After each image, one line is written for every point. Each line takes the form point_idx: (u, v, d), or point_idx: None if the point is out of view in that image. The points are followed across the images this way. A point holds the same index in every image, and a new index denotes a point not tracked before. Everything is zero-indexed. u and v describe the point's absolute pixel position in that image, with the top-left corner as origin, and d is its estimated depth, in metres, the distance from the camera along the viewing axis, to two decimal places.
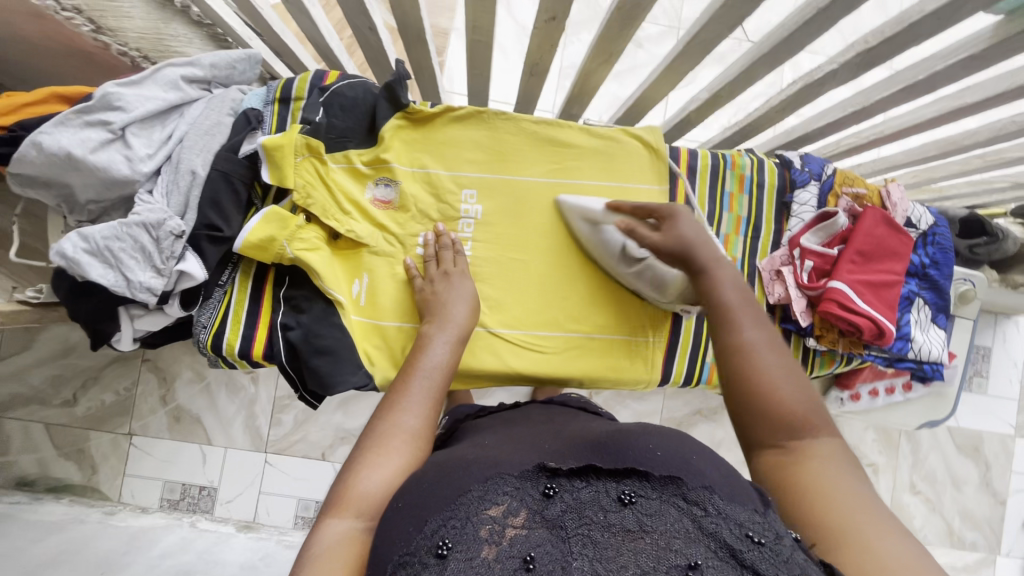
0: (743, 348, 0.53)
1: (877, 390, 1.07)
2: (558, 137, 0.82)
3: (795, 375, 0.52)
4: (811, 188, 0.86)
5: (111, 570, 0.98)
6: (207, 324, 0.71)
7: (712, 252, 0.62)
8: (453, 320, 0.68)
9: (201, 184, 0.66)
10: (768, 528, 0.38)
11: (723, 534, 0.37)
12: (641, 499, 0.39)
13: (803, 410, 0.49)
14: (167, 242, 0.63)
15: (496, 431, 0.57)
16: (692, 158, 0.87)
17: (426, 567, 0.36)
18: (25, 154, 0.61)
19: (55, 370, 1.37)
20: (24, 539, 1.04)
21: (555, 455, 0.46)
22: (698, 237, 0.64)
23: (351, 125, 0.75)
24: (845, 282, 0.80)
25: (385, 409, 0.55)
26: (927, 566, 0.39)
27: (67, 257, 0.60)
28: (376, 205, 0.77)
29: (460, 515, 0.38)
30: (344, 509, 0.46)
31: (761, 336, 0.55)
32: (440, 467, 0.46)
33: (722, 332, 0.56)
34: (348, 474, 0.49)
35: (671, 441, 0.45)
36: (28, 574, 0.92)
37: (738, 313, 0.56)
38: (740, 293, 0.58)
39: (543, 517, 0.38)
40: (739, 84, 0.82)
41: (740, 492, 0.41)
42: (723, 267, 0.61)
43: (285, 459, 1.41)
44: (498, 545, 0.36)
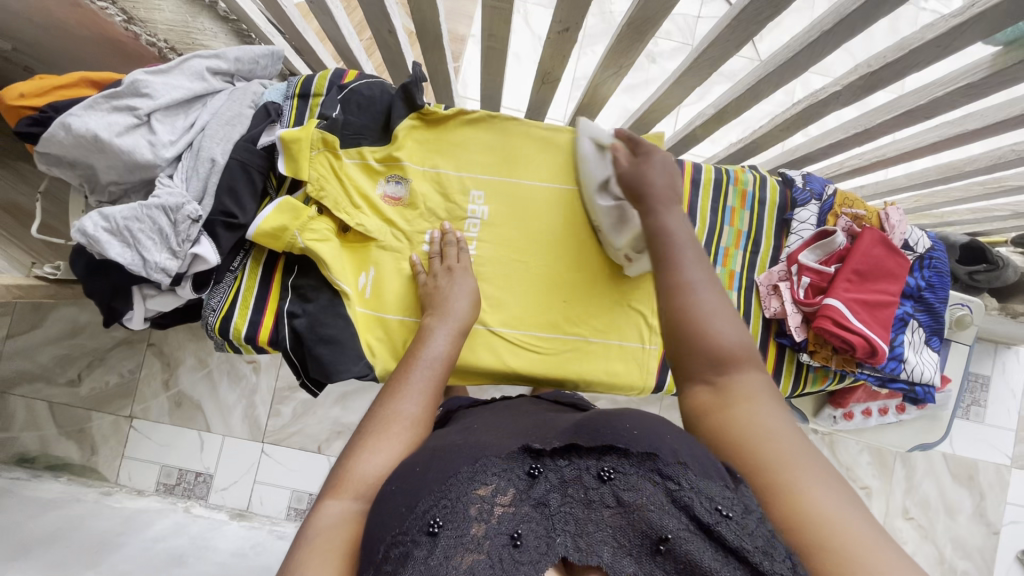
0: (683, 287, 0.57)
1: (870, 410, 1.07)
2: (562, 143, 0.84)
3: (728, 315, 0.56)
4: (812, 207, 0.88)
5: (105, 550, 1.00)
6: (216, 307, 0.73)
7: (663, 194, 0.66)
8: (456, 313, 0.70)
9: (219, 172, 0.69)
10: (737, 502, 0.40)
11: (695, 507, 0.39)
12: (619, 475, 0.41)
13: (733, 348, 0.53)
14: (184, 225, 0.65)
15: (487, 419, 0.59)
16: (696, 171, 0.88)
17: (419, 545, 0.37)
18: (54, 135, 0.64)
19: (62, 349, 1.40)
20: (22, 514, 1.05)
21: (540, 437, 0.48)
22: (665, 183, 0.66)
23: (366, 122, 0.78)
24: (841, 299, 0.82)
25: (388, 393, 0.57)
26: (839, 498, 0.42)
27: (88, 235, 0.62)
28: (387, 201, 0.79)
29: (450, 496, 0.40)
30: (345, 489, 0.48)
31: (704, 279, 0.58)
32: (433, 451, 0.47)
33: (665, 271, 0.59)
34: (350, 455, 0.51)
35: (648, 421, 0.46)
36: (23, 548, 0.93)
37: (681, 256, 0.59)
38: (688, 238, 0.62)
39: (529, 496, 0.40)
40: (745, 101, 0.84)
41: (712, 467, 0.42)
42: (675, 215, 0.64)
43: (281, 450, 1.43)
44: (486, 523, 0.37)
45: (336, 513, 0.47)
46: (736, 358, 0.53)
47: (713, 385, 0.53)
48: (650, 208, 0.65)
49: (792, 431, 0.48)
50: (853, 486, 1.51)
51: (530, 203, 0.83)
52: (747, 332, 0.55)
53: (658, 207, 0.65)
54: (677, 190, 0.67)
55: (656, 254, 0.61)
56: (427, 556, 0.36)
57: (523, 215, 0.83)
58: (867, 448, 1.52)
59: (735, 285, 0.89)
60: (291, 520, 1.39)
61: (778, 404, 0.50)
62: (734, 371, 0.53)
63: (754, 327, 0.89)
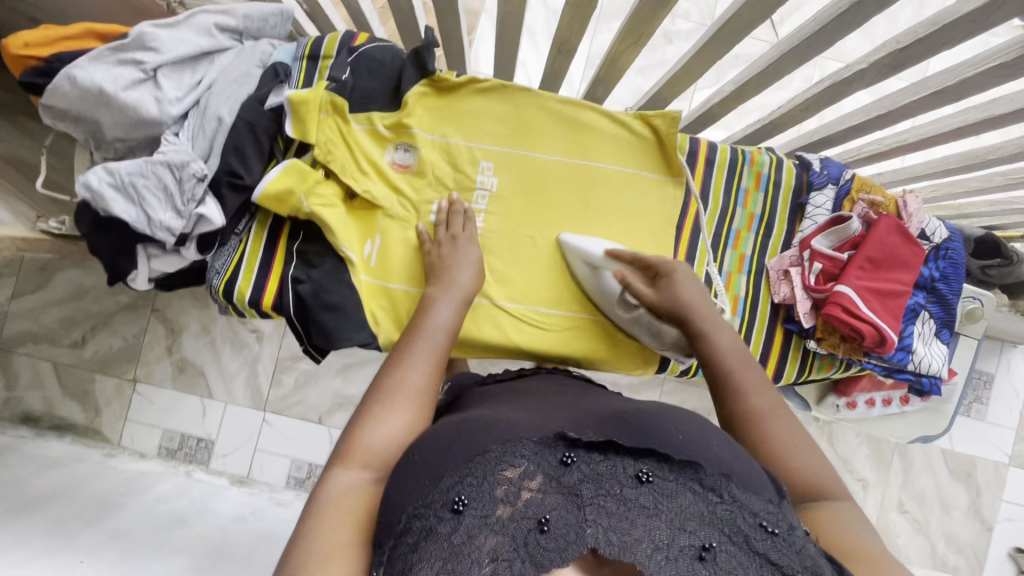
0: (755, 416, 0.56)
1: (874, 400, 1.07)
2: (578, 117, 0.82)
3: (807, 440, 0.55)
4: (828, 191, 0.86)
5: (107, 508, 1.02)
6: (220, 270, 0.73)
7: (707, 317, 0.67)
8: (458, 283, 0.69)
9: (225, 131, 0.68)
10: (781, 519, 0.41)
11: (739, 524, 0.39)
12: (657, 479, 0.40)
13: (823, 478, 0.52)
14: (190, 184, 0.64)
15: (494, 399, 0.58)
16: (711, 151, 0.86)
17: (442, 521, 0.37)
18: (59, 87, 0.63)
19: (67, 311, 1.40)
20: (27, 471, 1.07)
21: (576, 425, 0.47)
22: (702, 300, 0.69)
23: (375, 87, 0.76)
24: (853, 287, 0.81)
25: (393, 362, 0.57)
26: None
27: (92, 189, 0.61)
28: (395, 169, 0.78)
29: (476, 474, 0.39)
30: (353, 460, 0.48)
31: (772, 407, 0.57)
32: (458, 426, 0.46)
33: (729, 399, 0.58)
34: (357, 427, 0.50)
35: (692, 426, 0.45)
36: (27, 503, 0.95)
37: (743, 384, 0.59)
38: (744, 359, 0.62)
39: (560, 483, 0.40)
40: (765, 78, 0.81)
41: (757, 481, 0.43)
42: (726, 334, 0.65)
43: (282, 419, 1.44)
44: (513, 506, 0.38)
45: (346, 488, 0.46)
46: (824, 487, 0.52)
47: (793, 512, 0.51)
48: (694, 331, 0.66)
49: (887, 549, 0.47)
50: (850, 478, 1.51)
51: (546, 180, 0.82)
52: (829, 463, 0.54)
53: (704, 325, 0.66)
54: (714, 307, 0.69)
55: (714, 378, 0.61)
56: (450, 533, 0.36)
57: (545, 206, 0.82)
58: (865, 440, 1.52)
59: (745, 268, 0.88)
60: (290, 489, 1.40)
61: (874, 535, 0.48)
62: (828, 500, 0.51)
63: (762, 311, 0.88)
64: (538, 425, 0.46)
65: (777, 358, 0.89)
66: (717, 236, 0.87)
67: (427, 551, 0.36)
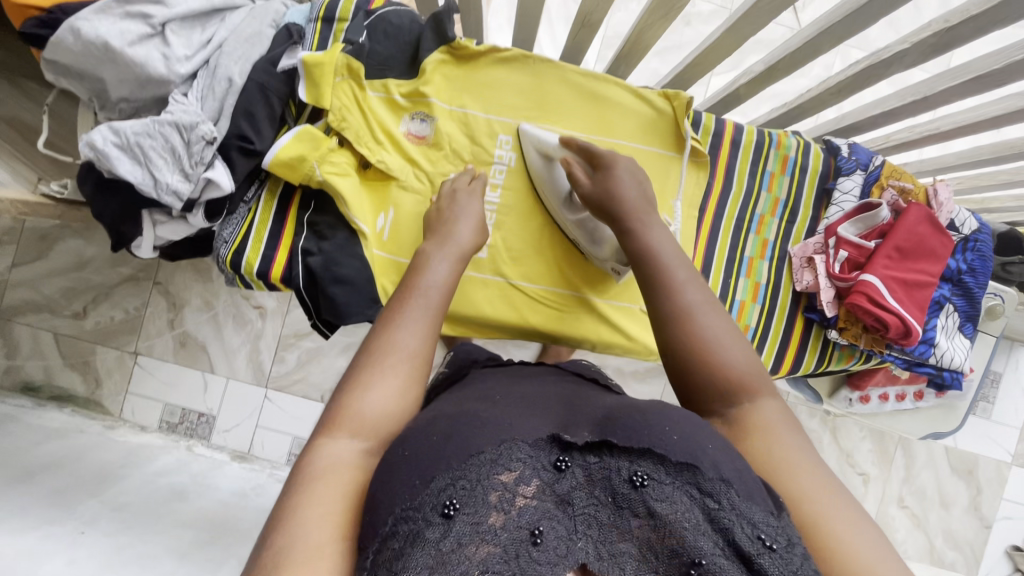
0: (686, 313, 0.53)
1: (888, 395, 1.05)
2: (600, 91, 0.78)
3: (736, 338, 0.52)
4: (856, 177, 0.83)
5: (108, 480, 1.01)
6: (228, 239, 0.70)
7: (636, 210, 0.63)
8: (457, 237, 0.64)
9: (236, 93, 0.64)
10: (780, 532, 0.38)
11: (734, 533, 0.37)
12: (653, 483, 0.38)
13: (744, 375, 0.50)
14: (198, 146, 0.61)
15: (508, 385, 0.55)
16: (737, 132, 0.82)
17: (431, 525, 0.35)
18: (62, 40, 0.59)
19: (67, 282, 1.38)
20: (26, 441, 1.06)
21: (570, 418, 0.45)
22: (638, 196, 0.64)
23: (393, 53, 0.73)
24: (879, 276, 0.78)
25: (384, 322, 0.52)
26: (863, 531, 0.42)
27: (97, 149, 0.59)
28: (410, 140, 0.75)
29: (470, 477, 0.37)
30: (344, 428, 0.45)
31: (702, 301, 0.54)
32: (451, 420, 0.43)
33: (658, 297, 0.55)
34: (345, 395, 0.47)
35: (689, 425, 0.42)
36: (25, 473, 0.94)
37: (676, 280, 0.55)
38: (676, 255, 0.58)
39: (553, 491, 0.38)
40: (799, 58, 0.78)
41: (757, 489, 0.40)
42: (658, 229, 0.61)
43: (283, 397, 1.42)
44: (506, 514, 0.35)
45: (333, 458, 0.44)
46: (748, 385, 0.50)
47: (726, 418, 0.49)
48: (625, 229, 0.62)
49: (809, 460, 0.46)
50: (851, 472, 1.50)
51: None
52: (753, 356, 0.52)
53: (635, 222, 0.62)
54: (653, 206, 0.65)
55: (644, 279, 0.58)
56: (439, 539, 0.34)
57: None
58: (869, 434, 1.51)
59: (767, 255, 0.85)
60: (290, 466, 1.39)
61: (797, 434, 0.48)
62: (750, 402, 0.49)
63: (783, 299, 0.86)
64: (528, 419, 0.43)
65: (796, 349, 0.87)
66: (740, 220, 0.84)
67: (415, 557, 0.34)
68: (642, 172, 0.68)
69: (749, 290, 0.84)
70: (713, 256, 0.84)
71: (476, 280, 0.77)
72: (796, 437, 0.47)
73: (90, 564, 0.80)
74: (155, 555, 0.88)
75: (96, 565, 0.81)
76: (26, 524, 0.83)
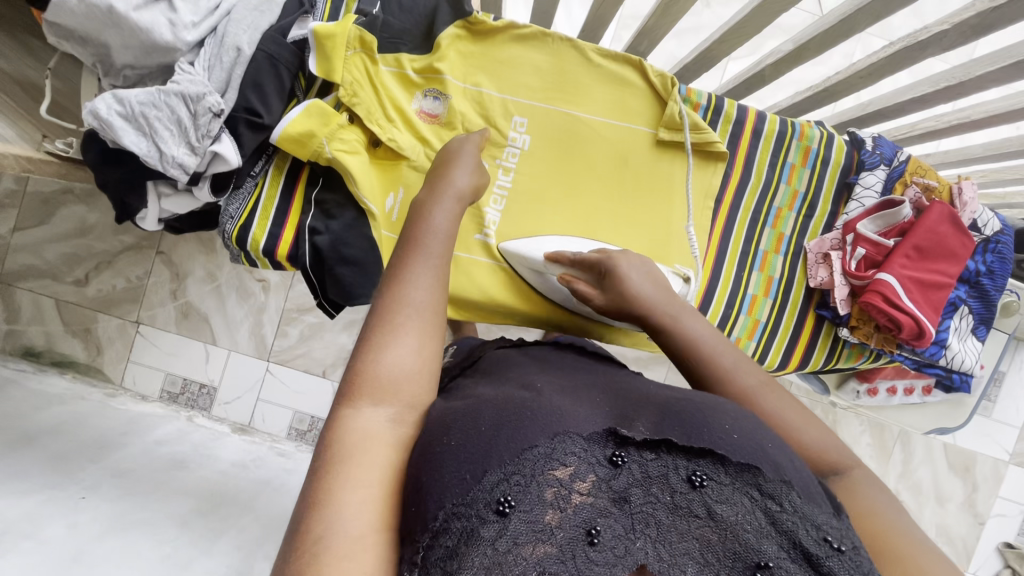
0: (746, 397, 0.52)
1: (895, 389, 1.05)
2: (620, 74, 0.76)
3: (799, 409, 0.52)
4: (879, 172, 0.80)
5: (109, 447, 1.02)
6: (234, 215, 0.68)
7: (668, 306, 0.59)
8: (454, 183, 0.60)
9: (244, 64, 0.62)
10: (845, 536, 0.40)
11: (799, 536, 0.38)
12: (711, 483, 0.39)
13: (824, 449, 0.50)
14: (205, 119, 0.60)
15: (537, 369, 0.54)
16: (760, 121, 0.80)
17: (486, 523, 0.36)
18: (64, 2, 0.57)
19: (69, 249, 1.38)
20: (28, 405, 1.07)
21: (628, 408, 0.46)
22: (654, 291, 0.60)
23: (407, 26, 0.70)
24: (895, 276, 0.77)
25: (389, 282, 0.50)
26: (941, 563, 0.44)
27: (100, 118, 0.57)
28: (422, 118, 0.73)
29: (524, 472, 0.37)
30: (368, 397, 0.44)
31: (759, 382, 0.53)
32: (501, 408, 0.42)
33: (716, 386, 0.53)
34: (360, 360, 0.45)
35: (749, 426, 0.44)
36: (27, 438, 0.95)
37: (724, 367, 0.54)
38: (720, 341, 0.56)
39: (609, 487, 0.38)
40: (832, 38, 0.75)
41: (815, 492, 0.42)
42: (692, 319, 0.58)
43: (285, 370, 1.43)
44: (562, 512, 0.36)
45: (359, 431, 0.42)
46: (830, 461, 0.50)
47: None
48: (656, 326, 0.58)
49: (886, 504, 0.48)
50: None
51: (586, 142, 0.77)
52: (823, 424, 0.52)
53: (665, 317, 0.58)
54: (670, 291, 0.62)
55: (694, 371, 0.55)
56: (496, 539, 0.35)
57: (582, 167, 0.77)
58: (868, 428, 1.51)
59: (782, 249, 0.83)
60: (291, 440, 1.40)
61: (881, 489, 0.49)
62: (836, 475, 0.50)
63: (796, 295, 0.84)
64: (579, 409, 0.43)
65: (804, 347, 0.86)
66: (757, 213, 0.82)
67: (471, 556, 0.34)
68: (646, 262, 0.63)
69: (761, 284, 0.83)
70: (727, 247, 0.82)
71: (485, 266, 0.76)
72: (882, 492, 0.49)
73: (91, 529, 0.82)
74: (154, 522, 0.89)
75: (97, 530, 0.82)
76: (26, 487, 0.84)
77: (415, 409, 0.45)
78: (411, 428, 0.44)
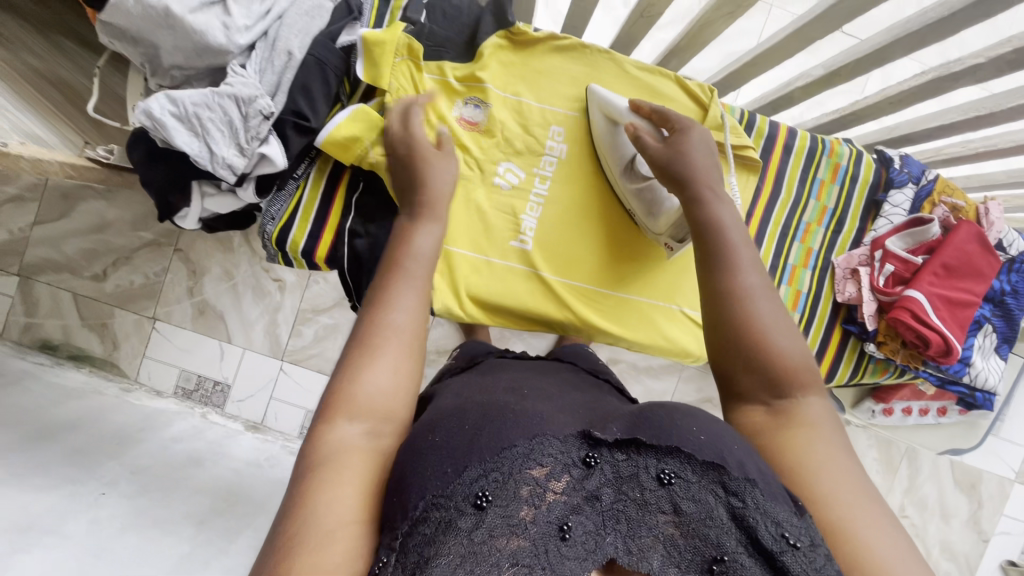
0: (742, 296, 0.53)
1: (911, 409, 1.07)
2: (653, 86, 0.77)
3: (788, 328, 0.52)
4: (908, 190, 0.81)
5: (126, 443, 1.02)
6: (275, 216, 0.70)
7: (715, 186, 0.59)
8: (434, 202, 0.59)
9: (295, 68, 0.63)
10: (804, 533, 0.39)
11: (759, 532, 0.38)
12: (679, 481, 0.39)
13: (795, 365, 0.50)
14: (255, 121, 0.61)
15: (526, 378, 0.56)
16: (790, 136, 0.80)
17: (463, 515, 0.36)
18: (121, 2, 0.57)
19: (88, 244, 1.38)
20: (46, 398, 1.07)
21: (598, 418, 0.46)
22: (706, 162, 0.61)
23: (449, 34, 0.71)
24: (923, 292, 0.78)
25: (372, 303, 0.50)
26: (902, 550, 0.42)
27: (154, 118, 0.57)
28: (462, 125, 0.73)
29: (502, 470, 0.38)
30: (344, 414, 0.44)
31: (758, 284, 0.54)
32: (484, 411, 0.44)
33: (717, 272, 0.55)
34: (341, 376, 0.46)
35: (712, 424, 0.44)
36: (46, 432, 0.95)
37: (736, 258, 0.55)
38: (739, 232, 0.57)
39: (582, 487, 0.39)
40: (864, 66, 0.75)
41: (779, 490, 0.42)
42: (728, 207, 0.59)
43: (298, 370, 1.43)
44: (536, 508, 0.37)
45: (336, 446, 0.43)
46: (803, 380, 0.50)
47: (771, 407, 0.50)
48: (693, 196, 0.59)
49: (848, 470, 0.46)
50: None
51: None
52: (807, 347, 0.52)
53: (705, 190, 0.58)
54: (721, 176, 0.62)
55: (705, 248, 0.56)
56: (472, 530, 0.35)
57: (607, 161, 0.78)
58: (876, 443, 1.51)
59: (810, 263, 0.84)
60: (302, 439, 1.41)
61: (837, 432, 0.49)
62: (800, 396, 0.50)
63: (822, 309, 0.85)
64: (557, 415, 0.45)
65: (832, 357, 0.87)
66: (786, 227, 0.83)
67: (447, 544, 0.35)
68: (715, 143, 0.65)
69: (790, 298, 0.83)
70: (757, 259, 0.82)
71: (519, 274, 0.76)
72: (838, 437, 0.49)
73: (111, 526, 0.82)
74: (174, 521, 0.89)
75: (118, 527, 0.82)
76: (49, 482, 0.84)
77: (393, 424, 0.45)
78: (385, 442, 0.44)
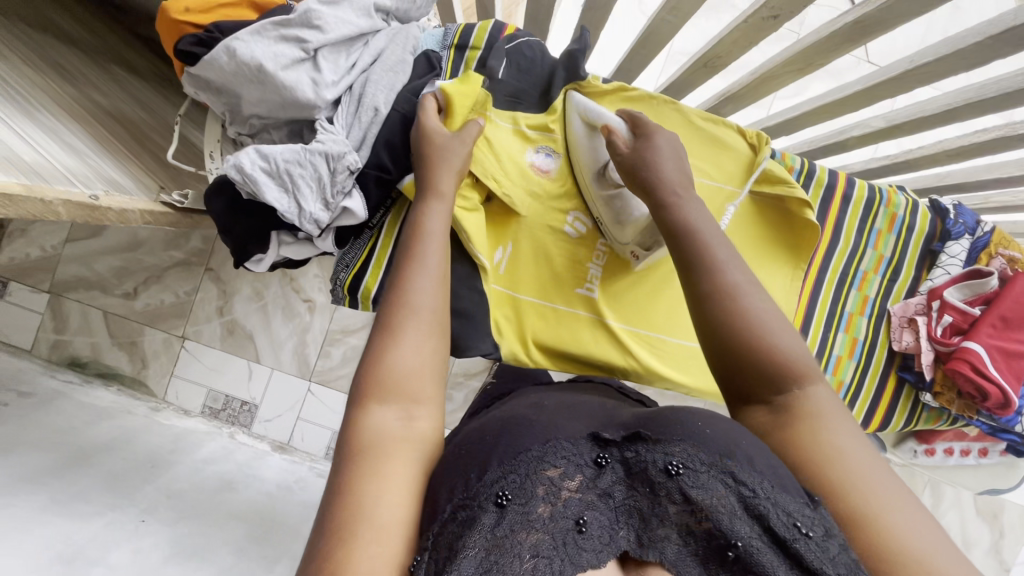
0: (732, 294, 0.50)
1: (952, 449, 1.08)
2: (722, 137, 0.75)
3: (783, 322, 0.50)
4: (964, 241, 0.82)
5: (160, 467, 1.02)
6: (349, 264, 0.71)
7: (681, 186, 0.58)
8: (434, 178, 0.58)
9: (380, 123, 0.64)
10: (818, 523, 0.38)
11: (771, 520, 0.37)
12: (688, 471, 0.38)
13: (797, 360, 0.49)
14: (342, 177, 0.61)
15: (560, 394, 0.56)
16: (849, 187, 0.81)
17: (485, 512, 0.37)
18: (216, 59, 0.58)
19: (119, 262, 1.39)
20: (80, 419, 1.07)
21: (606, 423, 0.47)
22: (676, 174, 0.59)
23: (525, 86, 0.72)
24: (982, 345, 0.80)
25: (395, 277, 0.51)
26: (921, 526, 0.42)
27: (245, 173, 0.58)
28: (535, 172, 0.74)
29: (518, 471, 0.39)
30: (377, 397, 0.44)
31: (744, 280, 0.52)
32: (503, 422, 0.46)
33: (699, 274, 0.52)
34: (370, 358, 0.46)
35: (721, 421, 0.42)
36: (86, 456, 0.95)
37: (718, 256, 0.52)
38: (711, 227, 0.55)
39: (595, 485, 0.40)
40: (930, 122, 0.76)
41: (790, 481, 0.40)
42: (695, 204, 0.57)
43: (326, 391, 1.43)
44: (553, 505, 0.38)
45: (372, 429, 0.43)
46: (802, 371, 0.48)
47: (773, 404, 0.48)
48: (659, 201, 0.57)
49: (868, 456, 0.45)
50: None
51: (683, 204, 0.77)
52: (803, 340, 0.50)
53: (670, 197, 0.57)
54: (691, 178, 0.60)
55: (681, 255, 0.54)
56: (494, 526, 0.36)
57: None
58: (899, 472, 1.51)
59: (867, 311, 0.85)
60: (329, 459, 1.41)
61: (848, 419, 0.47)
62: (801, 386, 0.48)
63: (878, 357, 0.87)
64: (569, 421, 0.45)
65: (885, 407, 0.89)
66: (843, 276, 0.84)
67: (472, 538, 0.35)
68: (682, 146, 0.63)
69: (846, 345, 0.85)
70: (814, 308, 0.83)
71: (584, 320, 0.78)
72: (848, 421, 0.47)
73: (153, 555, 0.81)
74: (213, 548, 0.88)
75: (162, 556, 0.81)
76: (91, 509, 0.83)
77: (424, 404, 0.46)
78: (422, 424, 0.45)
